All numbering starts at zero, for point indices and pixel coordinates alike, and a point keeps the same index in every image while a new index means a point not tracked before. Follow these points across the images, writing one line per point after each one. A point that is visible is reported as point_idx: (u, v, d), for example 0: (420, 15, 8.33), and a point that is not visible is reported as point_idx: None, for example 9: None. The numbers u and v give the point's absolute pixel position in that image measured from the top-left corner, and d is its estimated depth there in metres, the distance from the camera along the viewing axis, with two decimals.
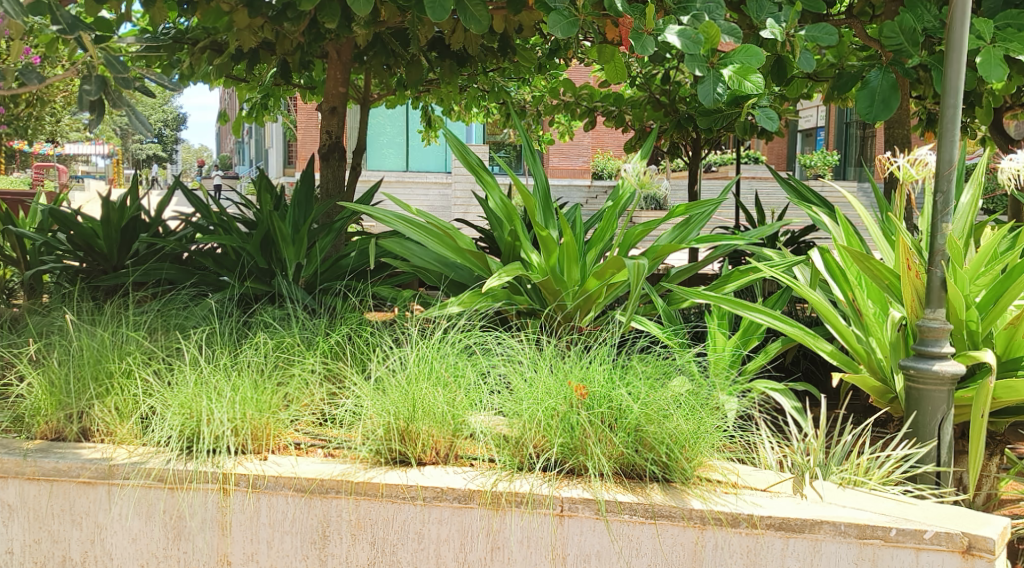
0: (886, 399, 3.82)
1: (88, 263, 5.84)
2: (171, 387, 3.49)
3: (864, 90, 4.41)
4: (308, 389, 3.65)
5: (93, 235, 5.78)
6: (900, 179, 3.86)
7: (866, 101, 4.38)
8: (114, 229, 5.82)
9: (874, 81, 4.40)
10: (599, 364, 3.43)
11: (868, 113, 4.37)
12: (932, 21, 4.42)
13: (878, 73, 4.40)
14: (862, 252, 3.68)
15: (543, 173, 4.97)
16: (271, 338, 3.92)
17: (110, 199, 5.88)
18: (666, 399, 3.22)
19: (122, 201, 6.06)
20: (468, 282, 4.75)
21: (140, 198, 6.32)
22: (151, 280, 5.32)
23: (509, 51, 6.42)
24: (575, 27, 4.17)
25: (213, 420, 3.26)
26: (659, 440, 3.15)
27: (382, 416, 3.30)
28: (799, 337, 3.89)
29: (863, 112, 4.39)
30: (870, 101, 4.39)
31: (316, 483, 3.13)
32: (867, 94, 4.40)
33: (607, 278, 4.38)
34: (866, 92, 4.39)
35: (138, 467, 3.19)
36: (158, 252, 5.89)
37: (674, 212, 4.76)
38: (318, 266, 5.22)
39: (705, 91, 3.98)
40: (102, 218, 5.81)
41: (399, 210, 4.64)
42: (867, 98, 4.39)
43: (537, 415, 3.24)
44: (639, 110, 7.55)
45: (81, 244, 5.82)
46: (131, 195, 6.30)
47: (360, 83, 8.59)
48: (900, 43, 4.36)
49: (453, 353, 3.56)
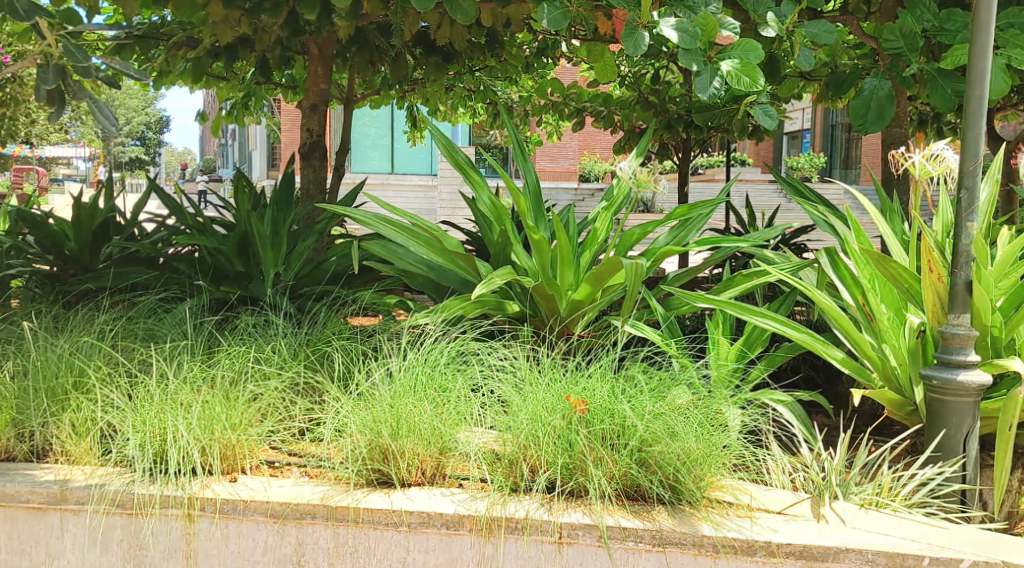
0: (905, 412, 3.58)
1: (58, 267, 5.60)
2: (133, 400, 3.19)
3: (857, 100, 4.17)
4: (284, 405, 3.38)
5: (63, 237, 5.53)
6: (915, 175, 3.63)
7: (861, 110, 4.13)
8: (85, 232, 5.53)
9: (868, 89, 4.16)
10: (599, 376, 3.18)
11: (861, 125, 4.14)
12: (932, 20, 4.11)
13: (874, 80, 4.16)
14: (880, 254, 3.43)
15: (534, 170, 4.74)
16: (247, 349, 3.64)
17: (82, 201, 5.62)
18: (674, 414, 2.96)
19: (94, 202, 5.78)
20: (456, 287, 4.49)
21: (114, 199, 6.05)
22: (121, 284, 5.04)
23: (496, 45, 6.17)
24: (566, 20, 3.89)
25: (179, 439, 2.98)
26: (666, 459, 2.88)
27: (364, 433, 3.04)
28: (807, 343, 3.68)
29: (856, 122, 4.15)
30: (864, 111, 4.14)
31: (290, 507, 2.86)
32: (860, 103, 4.15)
33: (602, 284, 4.11)
34: (861, 101, 4.14)
35: (93, 491, 2.89)
36: (132, 257, 5.61)
37: (671, 214, 4.51)
38: (298, 271, 4.98)
39: (701, 85, 3.69)
40: (73, 219, 5.55)
41: (382, 211, 4.39)
42: (861, 107, 4.14)
43: (533, 432, 2.97)
44: (628, 109, 7.27)
45: (51, 246, 5.58)
46: (107, 196, 6.05)
47: (344, 82, 8.37)
48: (899, 47, 4.13)
49: (441, 365, 3.31)
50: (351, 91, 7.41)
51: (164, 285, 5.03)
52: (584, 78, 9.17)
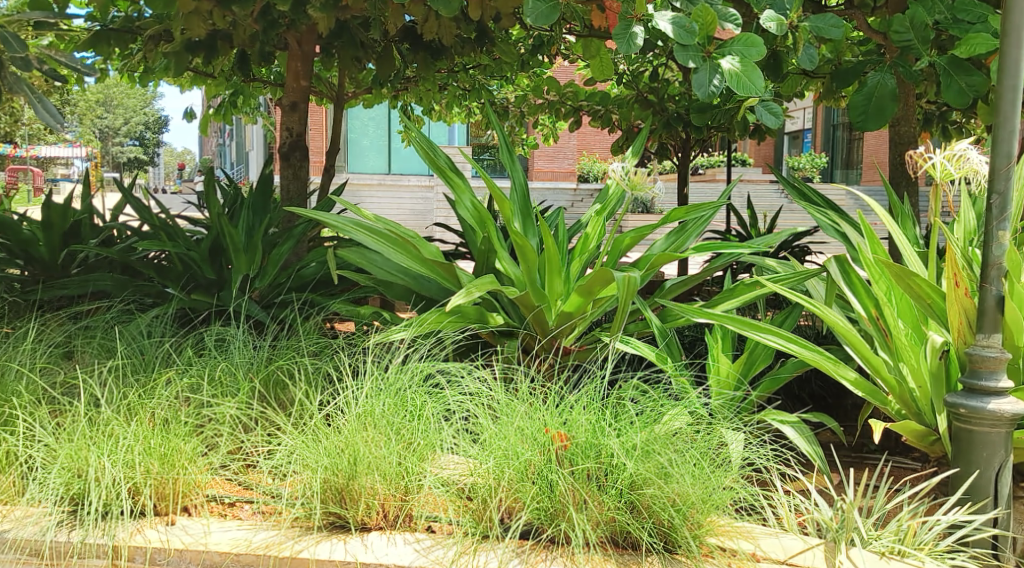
0: (927, 441, 3.22)
1: (29, 273, 5.16)
2: (59, 432, 2.86)
3: (859, 95, 3.82)
4: (232, 434, 3.03)
5: (33, 241, 5.08)
6: (937, 177, 3.29)
7: (860, 107, 3.78)
8: (57, 233, 5.12)
9: (871, 84, 3.80)
10: (584, 404, 2.82)
11: (859, 122, 3.78)
12: (944, 12, 3.74)
13: (877, 75, 3.80)
14: (899, 265, 3.08)
15: (521, 171, 4.38)
16: (199, 370, 3.30)
17: (52, 200, 5.22)
18: (667, 451, 2.61)
19: (66, 203, 5.37)
20: (437, 297, 4.13)
21: (91, 199, 5.64)
22: (84, 290, 4.61)
23: (485, 40, 5.76)
24: (555, 13, 3.47)
25: (104, 478, 2.64)
26: (659, 504, 2.53)
27: (316, 471, 2.69)
28: (817, 362, 3.34)
29: (854, 119, 3.79)
30: (864, 108, 3.79)
31: (229, 558, 2.53)
32: (861, 99, 3.80)
33: (593, 294, 3.75)
34: (861, 97, 3.79)
35: (7, 538, 2.56)
36: (108, 261, 5.22)
37: (668, 216, 4.17)
38: (273, 278, 4.61)
39: (699, 83, 3.28)
40: (43, 221, 5.12)
41: (355, 216, 4.02)
42: (861, 104, 3.79)
43: (507, 471, 2.63)
44: (627, 108, 6.87)
45: (19, 251, 5.12)
46: (83, 195, 5.59)
47: (333, 80, 8.00)
48: (910, 39, 3.75)
49: (407, 390, 2.96)
50: (341, 89, 7.02)
51: (129, 292, 4.63)
52: (581, 77, 8.81)
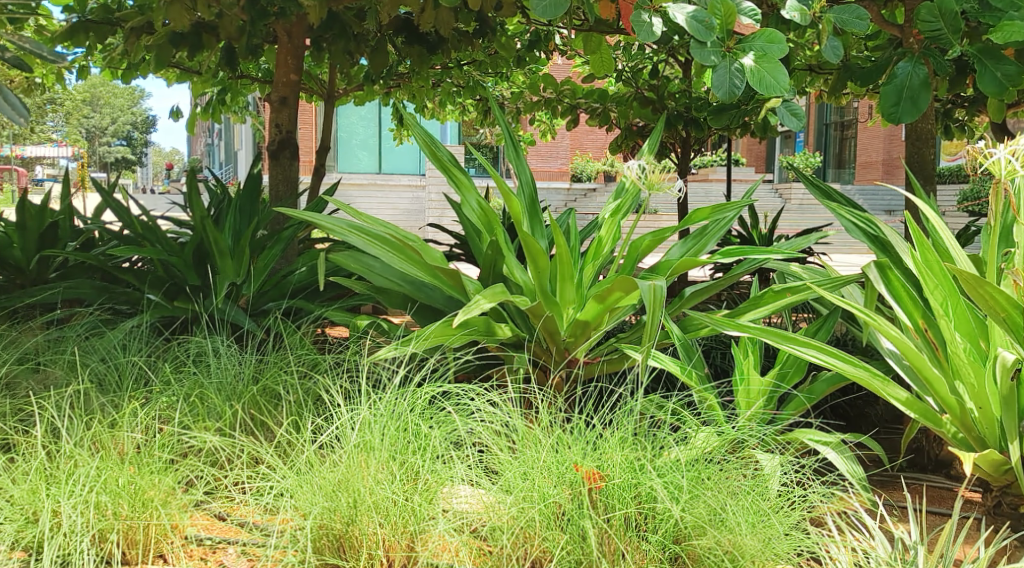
0: (1001, 471, 2.83)
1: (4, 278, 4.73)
2: (12, 469, 2.50)
3: (886, 86, 3.30)
4: (212, 469, 2.68)
5: (7, 242, 4.68)
6: (1001, 175, 2.92)
7: (892, 97, 3.26)
8: (33, 235, 4.73)
9: (900, 74, 3.29)
10: (613, 435, 2.49)
11: (890, 114, 3.26)
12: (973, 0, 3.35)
13: (907, 64, 3.30)
14: (971, 273, 2.72)
15: (528, 169, 4.01)
16: (176, 391, 2.95)
17: (26, 200, 4.81)
18: (719, 495, 2.29)
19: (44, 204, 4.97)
20: (440, 304, 3.76)
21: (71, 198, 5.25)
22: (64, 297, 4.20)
23: (485, 33, 5.35)
24: (562, 6, 2.93)
25: (62, 526, 2.29)
26: (711, 557, 2.22)
27: (309, 515, 2.35)
28: (866, 381, 2.99)
29: (887, 111, 3.26)
30: (895, 99, 3.27)
31: None
32: (891, 89, 3.28)
33: (612, 303, 3.38)
34: (891, 87, 3.27)
35: None
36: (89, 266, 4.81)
37: (691, 218, 3.79)
38: (260, 285, 4.25)
39: (718, 81, 2.79)
40: (17, 222, 4.74)
41: (350, 218, 3.64)
42: (892, 95, 3.27)
43: (533, 516, 2.29)
44: (624, 104, 6.20)
45: None
46: (61, 193, 5.18)
47: (323, 76, 7.60)
48: (939, 28, 3.31)
49: (410, 415, 2.61)
50: (332, 85, 6.63)
51: (106, 300, 4.22)
52: (580, 72, 8.44)
